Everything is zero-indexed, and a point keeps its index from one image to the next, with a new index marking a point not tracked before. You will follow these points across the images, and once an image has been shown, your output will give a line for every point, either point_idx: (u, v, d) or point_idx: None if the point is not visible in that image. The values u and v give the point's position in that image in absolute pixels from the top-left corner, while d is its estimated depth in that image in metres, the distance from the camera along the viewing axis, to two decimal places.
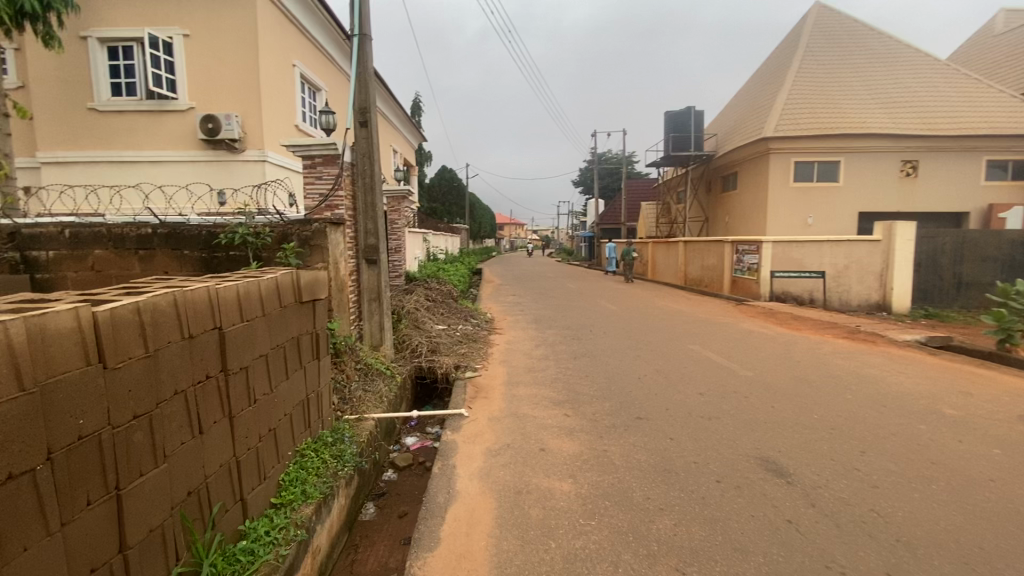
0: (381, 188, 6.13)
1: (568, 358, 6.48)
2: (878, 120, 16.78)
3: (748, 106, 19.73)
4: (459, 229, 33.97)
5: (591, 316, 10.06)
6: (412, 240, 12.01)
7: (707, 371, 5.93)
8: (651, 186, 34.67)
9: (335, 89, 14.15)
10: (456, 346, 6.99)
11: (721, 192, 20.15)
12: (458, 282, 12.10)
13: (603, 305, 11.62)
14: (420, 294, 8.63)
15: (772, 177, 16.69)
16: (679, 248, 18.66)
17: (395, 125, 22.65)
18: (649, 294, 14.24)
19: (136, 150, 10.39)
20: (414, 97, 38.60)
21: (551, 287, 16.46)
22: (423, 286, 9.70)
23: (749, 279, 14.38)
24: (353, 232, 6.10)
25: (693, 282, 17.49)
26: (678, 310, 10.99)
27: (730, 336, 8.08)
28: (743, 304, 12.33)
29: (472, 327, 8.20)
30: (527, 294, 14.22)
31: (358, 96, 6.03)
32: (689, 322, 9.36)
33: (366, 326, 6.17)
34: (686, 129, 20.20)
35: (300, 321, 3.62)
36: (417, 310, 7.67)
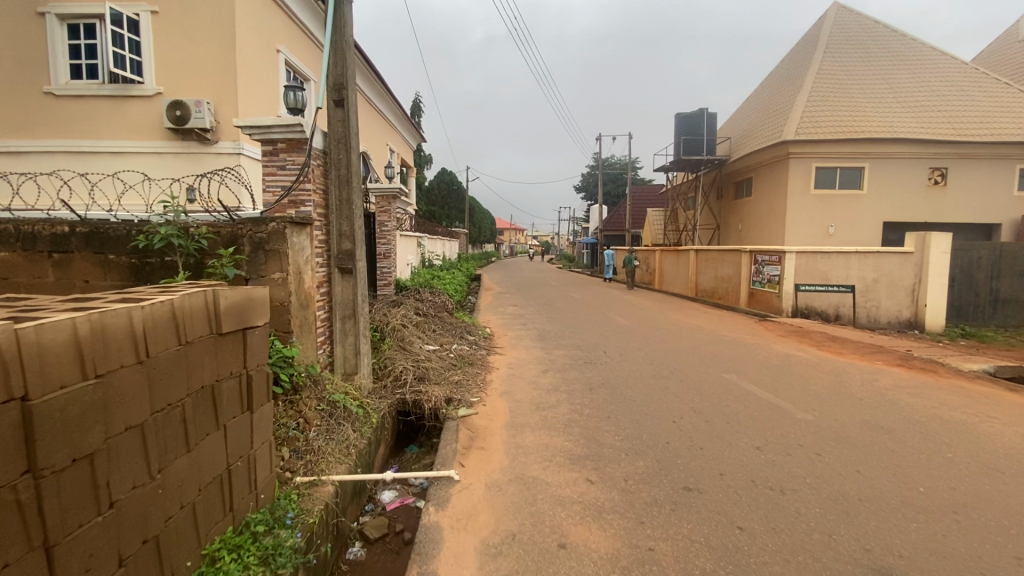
0: (359, 181, 5.04)
1: (580, 391, 5.37)
2: (904, 125, 15.80)
3: (764, 108, 18.70)
4: (457, 233, 32.77)
5: (602, 333, 8.95)
6: (403, 244, 10.89)
7: (755, 411, 4.84)
8: (656, 192, 33.61)
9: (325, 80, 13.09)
10: (449, 372, 5.86)
11: (733, 199, 19.09)
12: (454, 291, 10.98)
13: (613, 320, 10.51)
14: (411, 307, 7.52)
15: (792, 182, 15.63)
16: (689, 257, 17.57)
17: (391, 124, 21.56)
18: (660, 307, 13.13)
19: (96, 139, 9.30)
20: (414, 98, 37.61)
21: (554, 296, 15.34)
22: (415, 297, 8.58)
23: (769, 292, 13.21)
24: (324, 234, 4.99)
25: (706, 294, 16.38)
26: (697, 327, 9.88)
27: (765, 362, 6.99)
28: (766, 321, 11.23)
29: (469, 346, 7.07)
30: (528, 306, 13.11)
31: (333, 70, 4.93)
32: (714, 343, 8.25)
33: (338, 349, 5.06)
34: (698, 132, 19.15)
35: (215, 363, 2.50)
36: (406, 327, 6.56)
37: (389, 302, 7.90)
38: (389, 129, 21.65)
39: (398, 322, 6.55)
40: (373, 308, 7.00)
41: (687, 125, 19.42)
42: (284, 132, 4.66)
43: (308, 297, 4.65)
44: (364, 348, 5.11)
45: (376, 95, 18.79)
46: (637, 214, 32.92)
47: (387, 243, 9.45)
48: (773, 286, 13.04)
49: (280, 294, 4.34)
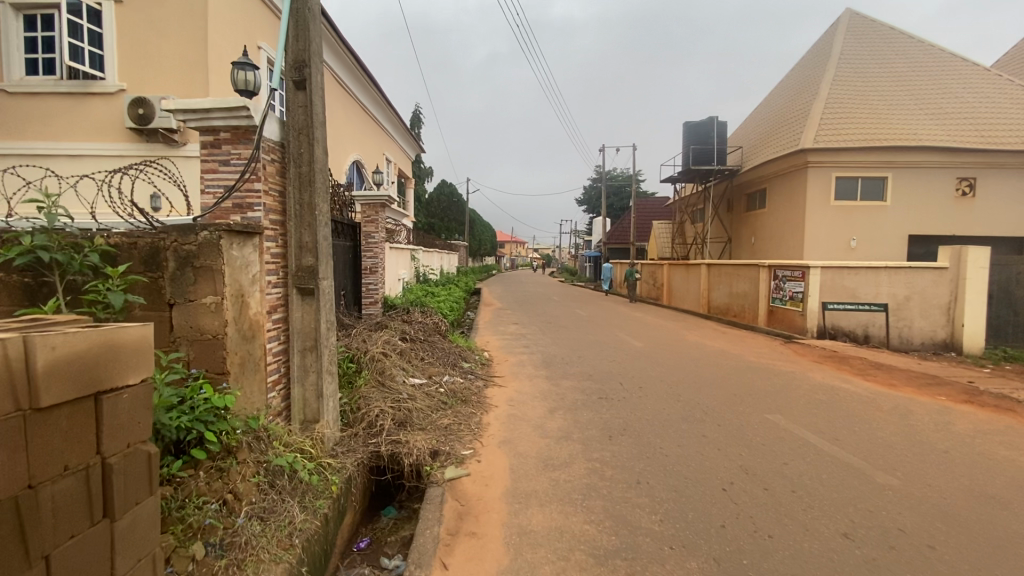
0: (324, 182, 4.06)
1: (598, 442, 4.35)
2: (929, 132, 14.92)
3: (777, 116, 17.83)
4: (455, 245, 31.74)
5: (614, 358, 7.90)
6: (394, 258, 9.91)
7: (821, 472, 3.81)
8: (661, 205, 32.69)
9: None
10: (437, 413, 4.85)
11: (746, 210, 18.13)
12: (449, 308, 9.98)
13: (624, 342, 9.48)
14: (398, 329, 6.52)
15: (811, 193, 14.68)
16: (701, 272, 16.59)
17: (387, 132, 20.69)
18: (674, 326, 12.11)
19: (51, 141, 8.38)
20: (414, 109, 36.92)
21: (558, 314, 14.32)
22: (403, 317, 7.58)
23: (791, 310, 12.20)
24: (280, 247, 4.00)
25: (719, 311, 15.36)
26: (718, 350, 8.85)
27: (810, 398, 5.95)
28: (792, 343, 10.21)
29: (462, 378, 6.04)
30: (530, 324, 12.07)
31: (293, 45, 3.98)
32: (744, 372, 7.22)
33: (296, 388, 4.06)
34: (708, 141, 18.27)
35: (18, 463, 1.53)
36: (389, 356, 5.57)
37: (372, 324, 6.88)
38: (386, 138, 20.82)
39: (380, 350, 5.56)
40: (350, 334, 6.00)
41: (696, 134, 18.54)
42: (224, 123, 3.70)
43: (254, 327, 3.66)
44: (329, 387, 4.10)
45: (372, 103, 17.94)
46: (641, 227, 31.92)
47: (374, 256, 8.46)
48: (796, 303, 12.02)
49: (214, 324, 3.36)
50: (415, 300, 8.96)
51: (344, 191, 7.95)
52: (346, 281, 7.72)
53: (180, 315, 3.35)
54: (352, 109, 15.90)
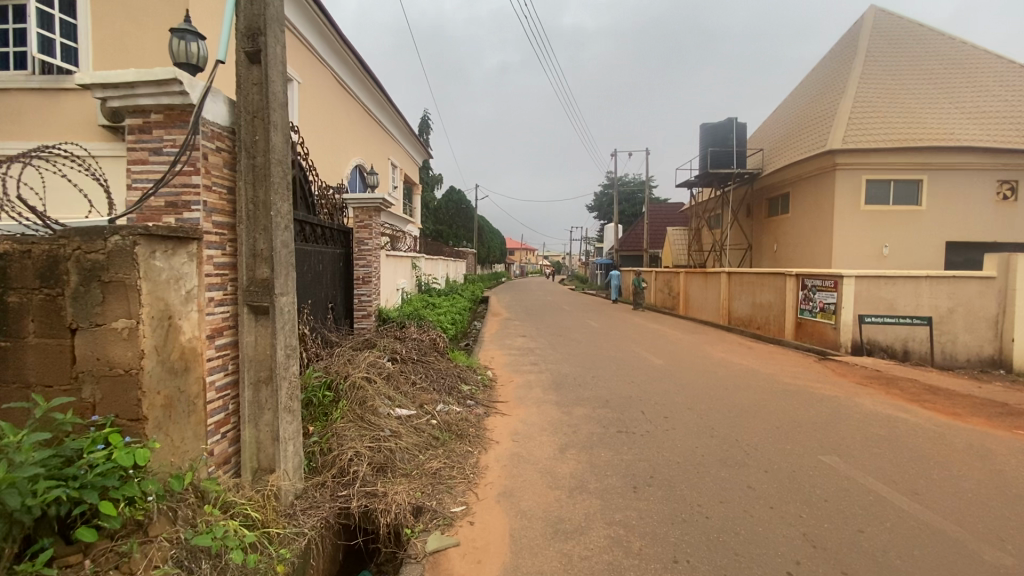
0: (282, 176, 3.30)
1: (620, 496, 3.53)
2: (967, 132, 13.95)
3: (800, 117, 16.94)
4: (464, 251, 31.02)
5: (633, 379, 7.06)
6: (393, 266, 9.16)
7: (911, 548, 2.96)
8: (675, 211, 31.77)
9: (309, 82, 11.85)
10: (425, 454, 4.06)
11: (767, 216, 17.21)
12: (451, 320, 9.20)
13: (643, 359, 8.62)
14: (389, 347, 5.75)
15: (840, 197, 13.75)
16: (721, 280, 15.68)
17: (393, 135, 20.02)
18: (695, 340, 11.22)
19: (21, 142, 7.77)
20: (423, 115, 36.48)
21: (570, 325, 13.48)
22: (397, 332, 6.80)
23: (822, 323, 11.27)
24: (228, 256, 3.25)
25: (741, 322, 14.44)
26: (748, 370, 7.96)
27: (867, 433, 5.06)
28: (826, 360, 9.30)
29: (460, 407, 5.23)
30: (539, 337, 11.23)
31: (245, 7, 3.22)
32: (783, 397, 6.33)
33: (249, 429, 3.30)
34: (727, 143, 17.41)
35: None
36: (375, 382, 4.79)
37: (360, 341, 6.12)
38: (392, 142, 20.19)
39: (363, 375, 4.79)
40: (330, 357, 5.24)
41: (715, 136, 17.68)
42: (153, 101, 2.97)
43: (187, 357, 2.91)
44: (288, 428, 3.34)
45: (377, 106, 17.29)
46: (655, 234, 30.98)
47: (367, 265, 7.69)
48: (828, 316, 11.08)
49: (127, 355, 2.60)
50: (412, 312, 8.18)
51: (335, 194, 7.20)
52: (335, 292, 6.99)
53: (83, 344, 2.60)
54: (356, 111, 15.24)
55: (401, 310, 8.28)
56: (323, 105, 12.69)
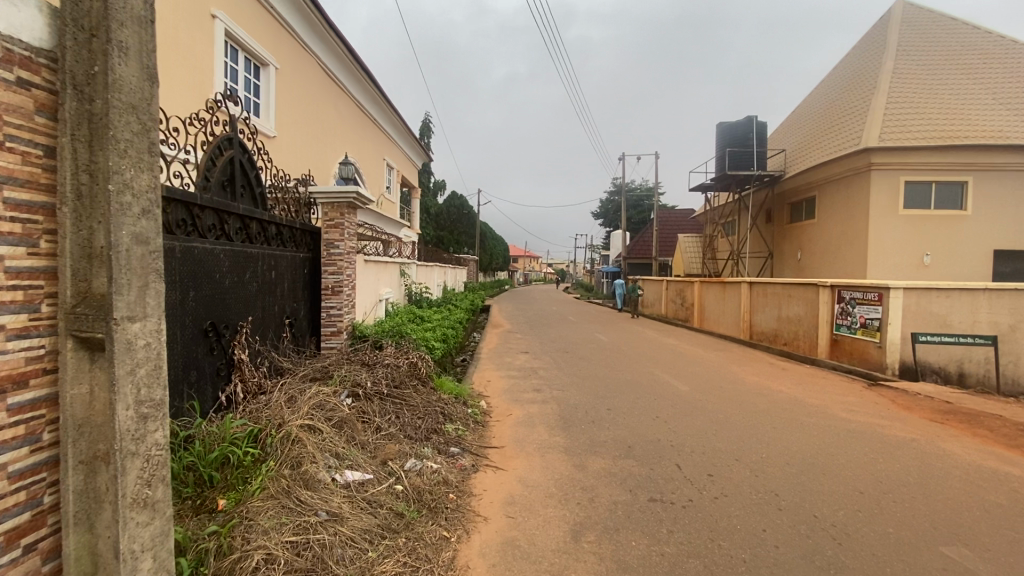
0: (130, 132, 2.07)
1: None
2: (1016, 129, 12.67)
3: (825, 114, 15.69)
4: (465, 259, 29.81)
5: (657, 414, 5.78)
6: (375, 273, 7.93)
7: None
8: (685, 218, 30.51)
9: (292, 69, 10.65)
10: (377, 549, 2.78)
11: (791, 221, 15.93)
12: (441, 336, 7.96)
13: (664, 386, 7.32)
14: (353, 377, 4.51)
15: (876, 199, 12.44)
16: (741, 291, 14.37)
17: (389, 135, 18.70)
18: (719, 359, 9.91)
19: None
20: (424, 119, 35.43)
21: (578, 340, 12.18)
22: (368, 355, 5.56)
23: (864, 341, 9.94)
24: (40, 259, 2.00)
25: (766, 338, 13.12)
26: (792, 400, 6.65)
27: (981, 502, 3.77)
28: (877, 386, 7.99)
29: (438, 462, 3.95)
30: (542, 355, 9.93)
31: None
32: (849, 443, 5.03)
33: (79, 537, 2.05)
34: (746, 143, 16.16)
35: None
36: (323, 433, 3.53)
37: (317, 370, 4.85)
38: (389, 143, 18.94)
39: (307, 423, 3.53)
40: (268, 399, 3.98)
41: (733, 135, 16.44)
42: None
43: None
44: (143, 533, 2.08)
45: (373, 105, 16.04)
46: (664, 240, 29.58)
47: (337, 273, 6.32)
48: (871, 333, 9.77)
49: None
50: (392, 328, 6.84)
51: (298, 187, 5.94)
52: (295, 305, 5.74)
53: None
54: (347, 107, 14.02)
55: (379, 325, 6.96)
56: (310, 99, 11.48)
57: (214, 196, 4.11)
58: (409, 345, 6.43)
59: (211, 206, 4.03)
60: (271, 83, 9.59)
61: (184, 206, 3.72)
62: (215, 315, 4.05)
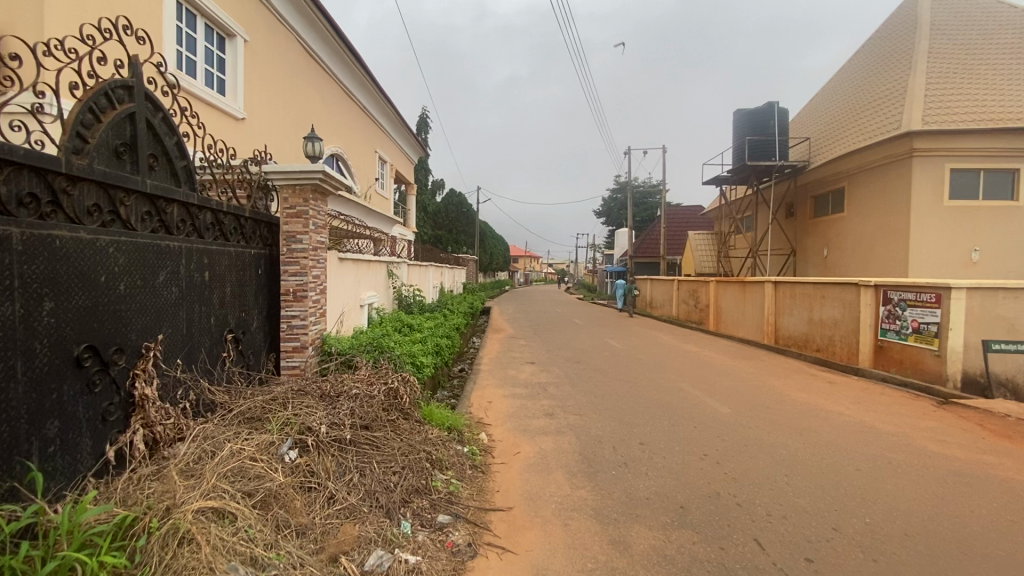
0: None
1: None
2: None
3: (852, 98, 14.41)
4: (465, 259, 28.50)
5: (704, 452, 4.54)
6: (356, 273, 6.70)
7: None
8: (694, 215, 29.21)
9: (265, 44, 9.38)
10: None
11: (816, 215, 14.71)
12: (433, 346, 6.73)
13: (701, 408, 6.09)
14: (306, 416, 3.27)
15: (918, 189, 11.22)
16: (765, 291, 13.14)
17: (382, 126, 17.41)
18: (753, 370, 8.66)
19: None
20: (422, 113, 34.16)
21: (588, 347, 10.95)
22: (335, 378, 4.33)
23: (917, 348, 8.71)
24: None
25: (796, 343, 11.90)
26: (863, 428, 5.40)
27: None
28: (948, 404, 6.76)
29: (416, 549, 2.70)
30: (551, 366, 8.68)
31: None
32: (966, 498, 3.81)
33: None
34: (767, 131, 14.90)
35: None
36: (236, 521, 2.28)
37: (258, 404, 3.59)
38: (382, 134, 17.67)
39: (216, 506, 2.28)
40: (170, 459, 2.72)
41: (753, 123, 15.19)
42: None
43: None
44: None
45: (364, 95, 14.80)
46: (673, 238, 28.28)
47: (301, 273, 5.04)
48: (926, 339, 8.54)
49: None
50: (370, 340, 5.57)
51: (249, 167, 4.71)
52: (242, 315, 4.50)
53: None
54: (334, 92, 12.77)
55: (353, 338, 5.68)
56: (289, 80, 10.24)
57: (96, 165, 2.88)
58: (391, 364, 5.16)
59: (89, 178, 2.80)
60: (235, 56, 8.31)
61: (35, 174, 2.49)
62: (97, 334, 2.82)
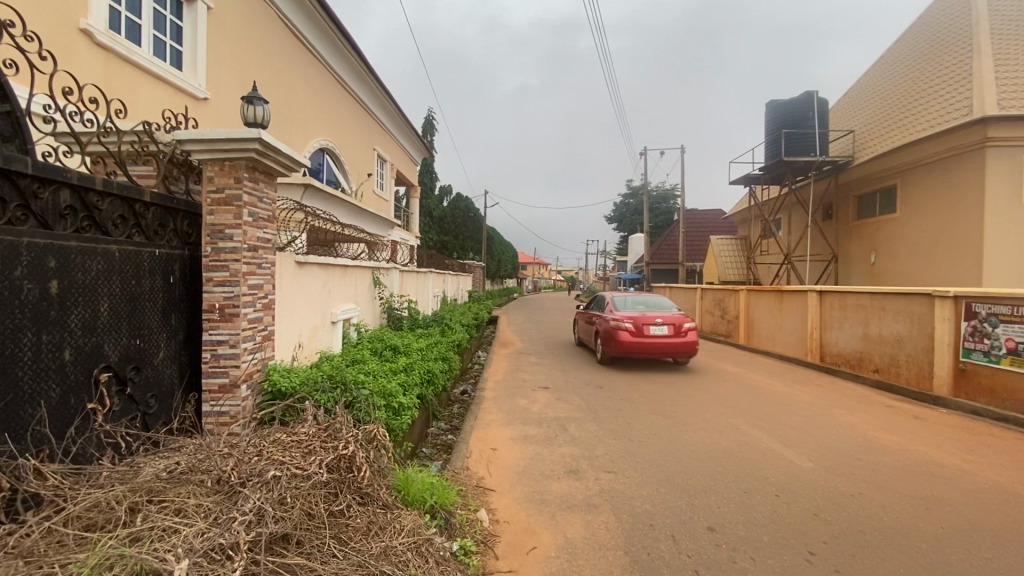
0: None
1: None
2: None
3: (902, 85, 12.85)
4: (471, 265, 26.98)
5: (809, 550, 3.07)
6: (327, 282, 5.28)
7: None
8: (715, 220, 27.68)
9: (235, 13, 8.03)
10: None
11: (863, 216, 13.13)
12: (423, 373, 5.29)
13: (773, 462, 4.62)
14: (159, 548, 1.86)
15: (994, 185, 9.65)
16: (809, 301, 11.58)
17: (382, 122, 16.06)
18: (815, 399, 7.15)
19: None
20: (428, 114, 32.85)
21: (610, 367, 9.45)
22: (261, 440, 2.91)
23: (1012, 373, 7.15)
24: None
25: (850, 362, 10.30)
26: (1009, 501, 3.93)
27: None
28: None
29: None
30: (568, 392, 7.23)
31: None
32: None
33: None
34: (807, 123, 13.37)
35: None
36: None
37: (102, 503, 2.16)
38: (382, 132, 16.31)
39: None
40: None
41: (790, 115, 13.67)
42: None
43: None
44: None
45: (361, 87, 13.50)
46: (692, 244, 26.67)
47: (231, 284, 3.60)
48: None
49: None
50: (332, 372, 4.09)
51: (147, 133, 3.33)
52: (136, 343, 3.15)
53: None
54: (324, 80, 11.43)
55: (311, 371, 4.22)
56: (266, 61, 8.93)
57: None
58: (356, 409, 3.67)
59: None
60: (194, 24, 6.99)
61: None
62: None
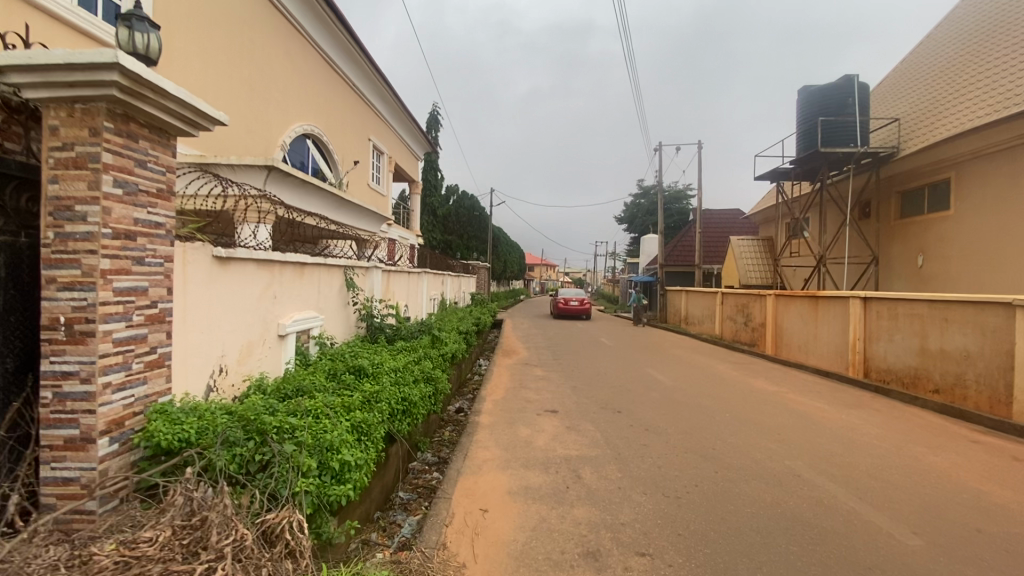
0: None
1: None
2: None
3: (957, 67, 11.47)
4: (476, 266, 25.86)
5: None
6: (275, 285, 4.08)
7: None
8: (734, 220, 26.39)
9: None
10: None
11: (909, 214, 11.75)
12: (397, 403, 4.06)
13: (861, 536, 3.37)
14: None
15: None
16: (851, 309, 10.26)
17: (381, 112, 14.91)
18: (882, 431, 5.85)
19: None
20: (434, 110, 31.87)
21: (627, 383, 8.22)
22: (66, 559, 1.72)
23: None
24: None
25: (904, 380, 8.96)
26: None
27: None
28: None
29: None
30: (581, 419, 5.99)
31: None
32: None
33: None
34: (847, 111, 12.07)
35: None
36: None
37: None
38: (381, 121, 15.18)
39: None
40: None
41: (827, 102, 12.38)
42: None
43: None
44: None
45: (354, 71, 12.31)
46: (709, 245, 25.40)
47: (83, 291, 2.40)
48: None
49: None
50: (247, 413, 2.86)
51: None
52: None
53: None
54: (311, 60, 10.28)
55: (222, 411, 2.99)
56: (235, 28, 7.78)
57: None
58: (265, 479, 2.45)
59: None
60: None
61: None
62: None
